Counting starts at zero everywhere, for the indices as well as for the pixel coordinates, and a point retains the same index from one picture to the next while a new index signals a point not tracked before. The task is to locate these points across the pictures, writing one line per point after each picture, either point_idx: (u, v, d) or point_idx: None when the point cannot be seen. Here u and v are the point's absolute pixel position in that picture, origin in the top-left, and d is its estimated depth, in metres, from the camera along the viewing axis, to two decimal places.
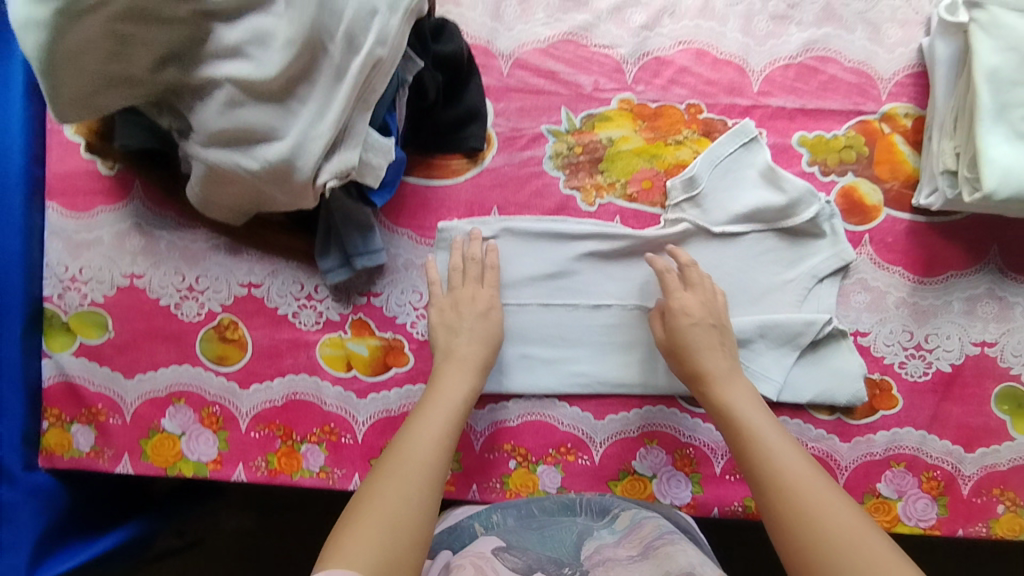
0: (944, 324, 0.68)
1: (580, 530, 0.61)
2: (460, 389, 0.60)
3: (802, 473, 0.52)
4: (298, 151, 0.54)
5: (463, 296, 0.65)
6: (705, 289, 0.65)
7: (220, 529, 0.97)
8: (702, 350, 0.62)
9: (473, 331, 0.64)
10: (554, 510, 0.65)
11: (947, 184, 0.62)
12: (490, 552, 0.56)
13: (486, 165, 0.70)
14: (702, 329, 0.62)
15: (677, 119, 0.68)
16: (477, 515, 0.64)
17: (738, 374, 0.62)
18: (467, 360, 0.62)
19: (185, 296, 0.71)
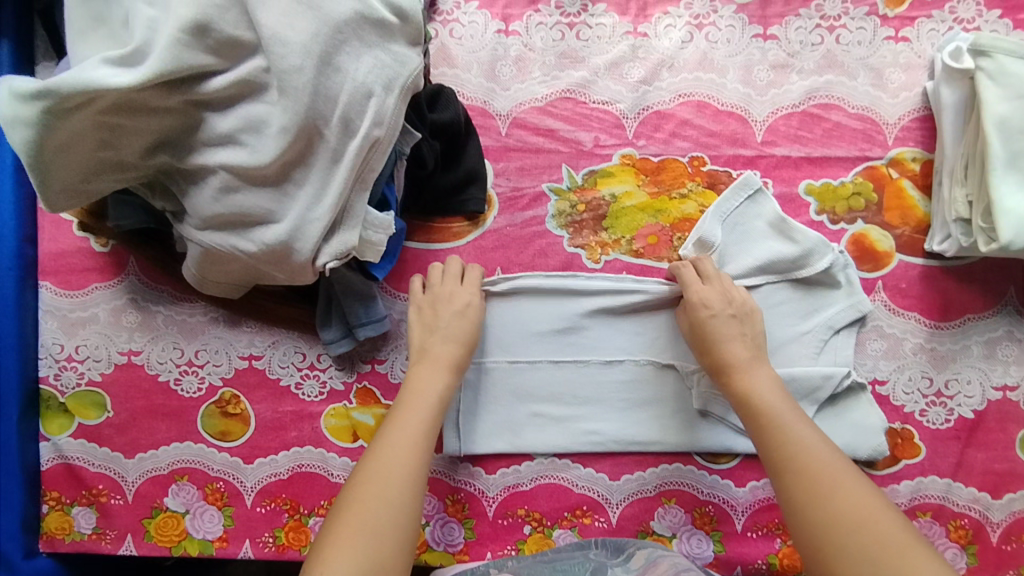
0: (963, 369, 0.66)
1: (594, 566, 0.61)
2: (435, 390, 0.59)
3: (822, 462, 0.52)
4: (297, 234, 0.53)
5: (441, 295, 0.64)
6: (723, 281, 0.63)
7: None
8: (725, 341, 0.60)
9: (449, 331, 0.63)
10: (567, 549, 0.65)
11: (961, 232, 0.61)
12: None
13: (488, 227, 0.68)
14: (720, 321, 0.61)
15: (681, 172, 0.67)
16: (493, 562, 0.64)
17: (760, 360, 0.60)
18: (440, 359, 0.61)
19: (184, 371, 0.69)
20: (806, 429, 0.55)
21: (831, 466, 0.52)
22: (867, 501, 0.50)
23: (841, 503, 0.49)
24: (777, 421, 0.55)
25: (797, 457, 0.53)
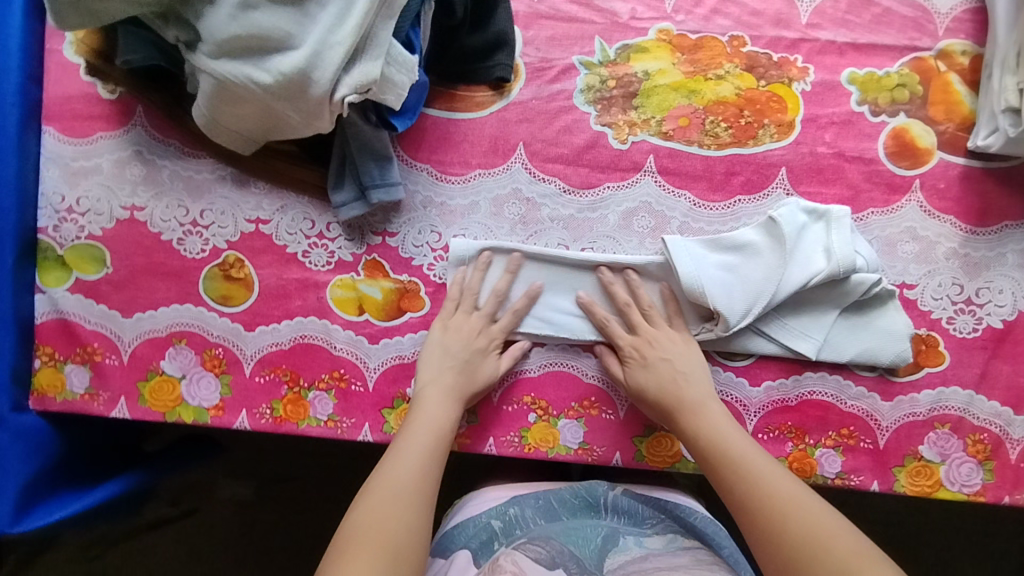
0: (996, 278, 0.64)
1: (606, 532, 0.60)
2: (439, 417, 0.60)
3: (772, 479, 0.53)
4: (316, 60, 0.51)
5: (467, 325, 0.63)
6: (659, 327, 0.63)
7: (216, 498, 1.01)
8: (662, 386, 0.61)
9: (466, 364, 0.62)
10: (576, 508, 0.63)
11: (1009, 122, 0.58)
12: (511, 549, 0.57)
13: (513, 98, 0.65)
14: (655, 365, 0.61)
15: (719, 52, 0.64)
16: (493, 512, 0.63)
17: (711, 399, 0.60)
18: (450, 388, 0.61)
19: (188, 231, 0.67)
20: (769, 470, 0.54)
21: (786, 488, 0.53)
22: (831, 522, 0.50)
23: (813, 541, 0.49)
24: (726, 453, 0.56)
25: (748, 482, 0.54)
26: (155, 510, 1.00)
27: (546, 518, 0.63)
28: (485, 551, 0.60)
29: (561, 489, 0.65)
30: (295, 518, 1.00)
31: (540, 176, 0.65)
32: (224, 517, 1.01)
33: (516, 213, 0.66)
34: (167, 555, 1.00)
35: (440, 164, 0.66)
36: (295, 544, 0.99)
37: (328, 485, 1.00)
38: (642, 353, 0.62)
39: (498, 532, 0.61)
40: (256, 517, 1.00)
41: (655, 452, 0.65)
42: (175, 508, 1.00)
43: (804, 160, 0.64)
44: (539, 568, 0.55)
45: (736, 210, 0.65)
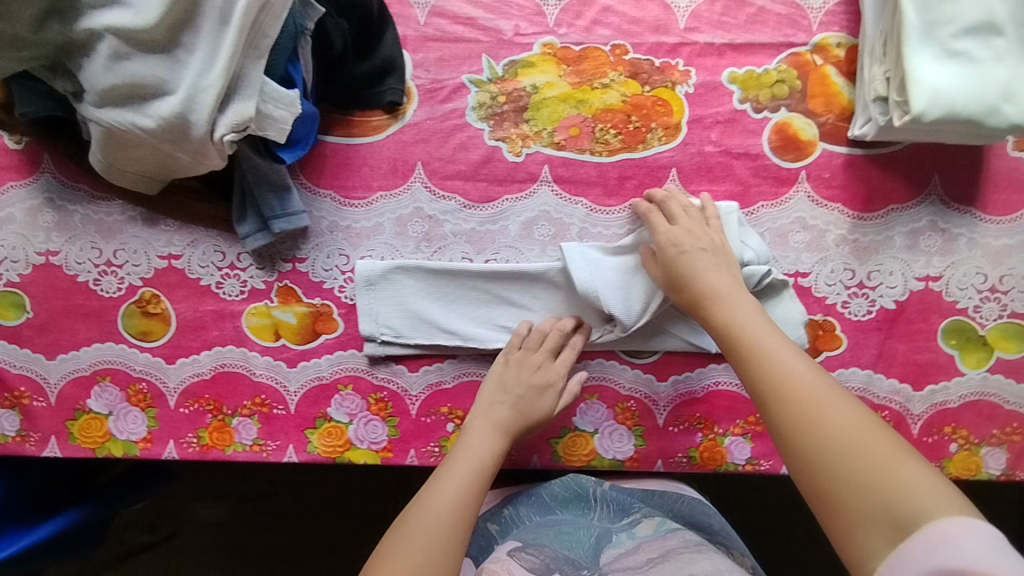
0: (886, 260, 0.66)
1: (598, 532, 0.64)
2: (485, 452, 0.61)
3: (812, 382, 0.50)
4: (191, 104, 0.52)
5: (529, 361, 0.65)
6: (703, 224, 0.62)
7: (198, 520, 1.03)
8: (701, 274, 0.59)
9: (518, 399, 0.64)
10: (567, 500, 0.66)
11: (879, 111, 0.60)
12: (506, 556, 0.60)
13: (408, 120, 0.67)
14: (694, 256, 0.60)
15: (603, 62, 0.66)
16: (489, 513, 0.67)
17: (741, 291, 0.59)
18: (497, 421, 0.63)
19: (103, 271, 0.68)
20: (793, 359, 0.52)
21: (819, 388, 0.50)
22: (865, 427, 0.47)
23: (827, 425, 0.47)
24: (761, 349, 0.54)
25: (778, 376, 0.51)
26: (135, 536, 1.02)
27: (540, 514, 0.66)
28: (485, 555, 0.65)
29: (550, 484, 0.67)
30: (268, 535, 1.02)
31: (440, 194, 0.67)
32: (201, 538, 1.02)
33: (420, 232, 0.68)
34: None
35: (343, 189, 0.67)
36: (269, 559, 1.02)
37: (297, 503, 1.02)
38: (680, 243, 0.61)
39: (495, 534, 0.65)
40: (237, 535, 1.02)
41: (571, 451, 0.68)
42: (154, 533, 1.02)
43: (692, 159, 0.66)
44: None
45: (632, 212, 0.67)
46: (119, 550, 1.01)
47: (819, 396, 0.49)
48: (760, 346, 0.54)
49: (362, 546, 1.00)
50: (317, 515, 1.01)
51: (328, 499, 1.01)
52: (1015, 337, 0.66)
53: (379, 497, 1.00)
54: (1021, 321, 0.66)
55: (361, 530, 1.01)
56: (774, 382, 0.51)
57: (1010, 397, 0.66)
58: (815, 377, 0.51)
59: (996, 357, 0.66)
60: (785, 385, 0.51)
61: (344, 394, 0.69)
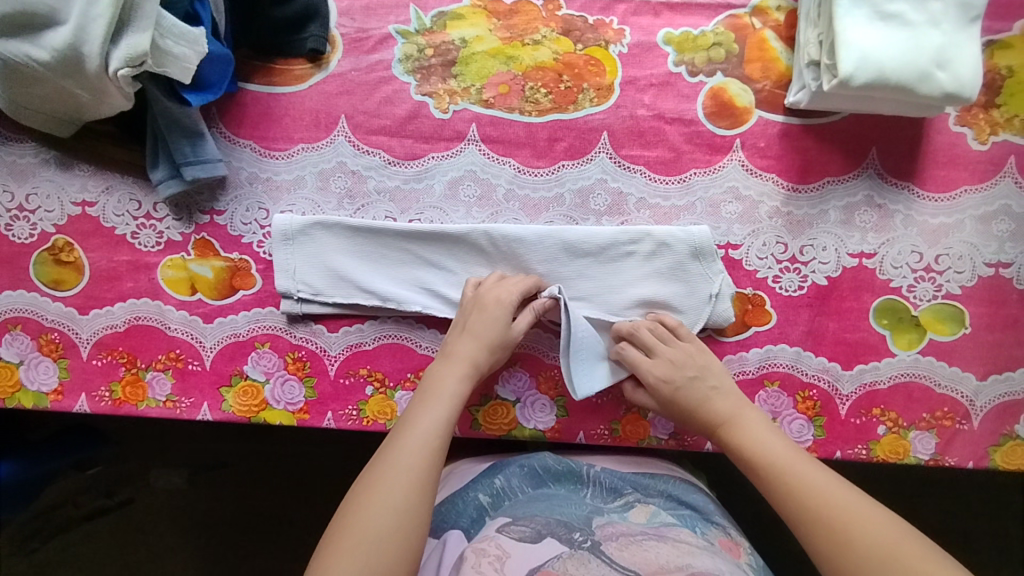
0: (820, 234, 0.64)
1: (591, 509, 0.60)
2: (450, 392, 0.58)
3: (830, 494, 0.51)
4: (82, 36, 0.50)
5: (482, 294, 0.61)
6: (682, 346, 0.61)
7: (149, 487, 1.00)
8: (703, 402, 0.59)
9: (474, 329, 0.60)
10: (561, 476, 0.64)
11: (812, 76, 0.58)
12: (495, 531, 0.56)
13: (332, 69, 0.65)
14: (690, 388, 0.59)
15: (535, 17, 0.64)
16: (479, 484, 0.64)
17: (745, 404, 0.59)
18: (460, 360, 0.59)
19: (15, 216, 0.66)
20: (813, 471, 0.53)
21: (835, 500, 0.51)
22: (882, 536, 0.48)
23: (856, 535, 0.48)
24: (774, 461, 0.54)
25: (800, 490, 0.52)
26: (89, 501, 0.99)
27: (533, 486, 0.63)
28: (476, 526, 0.61)
29: (542, 457, 0.65)
30: (225, 505, 1.00)
31: (364, 149, 0.65)
32: (158, 503, 1.00)
33: (342, 187, 0.65)
34: (106, 544, 0.99)
35: (263, 140, 0.65)
36: (223, 526, 1.00)
37: (247, 471, 1.00)
38: (671, 378, 0.59)
39: (486, 507, 0.62)
40: (190, 504, 1.00)
41: (491, 419, 0.65)
42: (111, 499, 0.99)
43: (624, 123, 0.64)
44: (524, 544, 0.54)
45: (560, 175, 0.64)
46: (74, 514, 0.99)
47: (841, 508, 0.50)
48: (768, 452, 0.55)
49: (309, 516, 0.99)
50: (265, 484, 1.00)
51: (275, 466, 0.99)
52: (950, 319, 0.64)
53: (328, 467, 0.99)
54: (954, 303, 0.64)
55: (311, 501, 0.99)
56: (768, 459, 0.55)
57: (942, 380, 0.63)
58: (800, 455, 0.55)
59: (928, 339, 0.64)
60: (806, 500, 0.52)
61: (261, 352, 0.66)
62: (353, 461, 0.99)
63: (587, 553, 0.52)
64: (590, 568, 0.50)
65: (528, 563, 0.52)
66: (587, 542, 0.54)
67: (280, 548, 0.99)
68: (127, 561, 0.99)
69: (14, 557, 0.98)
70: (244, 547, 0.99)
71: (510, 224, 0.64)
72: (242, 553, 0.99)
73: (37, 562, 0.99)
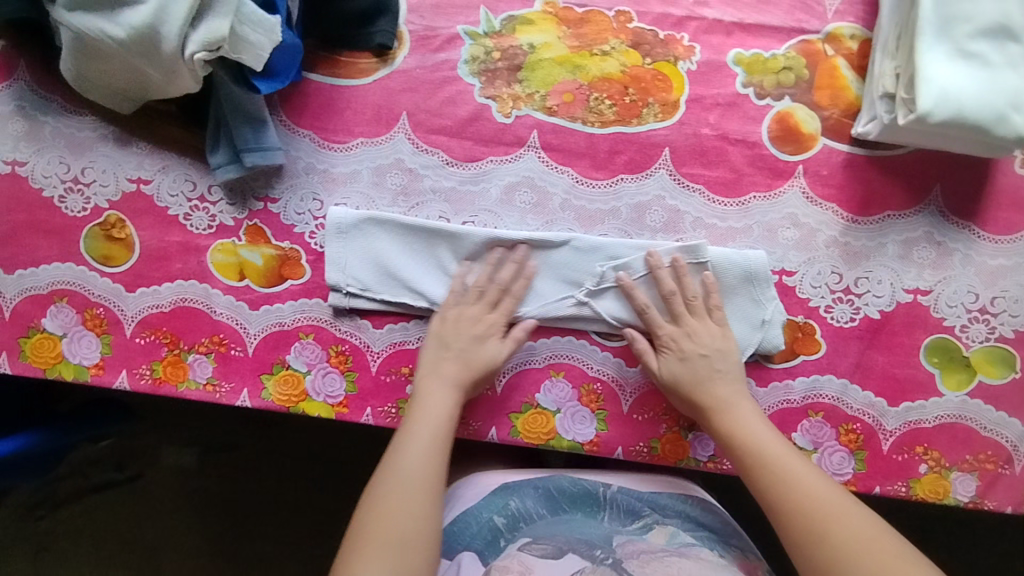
0: (876, 267, 0.63)
1: (607, 534, 0.60)
2: (443, 413, 0.59)
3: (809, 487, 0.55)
4: (162, 16, 0.50)
5: (473, 314, 0.62)
6: (682, 318, 0.61)
7: (161, 465, 1.00)
8: (706, 382, 0.60)
9: (462, 353, 0.61)
10: (577, 497, 0.63)
11: (884, 108, 0.57)
12: (517, 551, 0.59)
13: (396, 66, 0.65)
14: (694, 363, 0.60)
15: (605, 27, 0.64)
16: (494, 506, 0.62)
17: (743, 396, 0.60)
18: (444, 378, 0.60)
19: (69, 188, 0.66)
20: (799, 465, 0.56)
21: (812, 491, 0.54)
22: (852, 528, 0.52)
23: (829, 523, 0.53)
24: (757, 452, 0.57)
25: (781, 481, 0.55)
26: (99, 473, 0.99)
27: (549, 509, 0.63)
28: (491, 549, 0.60)
29: (558, 480, 0.64)
30: (237, 486, 1.00)
31: (424, 147, 0.65)
32: (167, 483, 1.00)
33: (398, 184, 0.65)
34: (110, 518, 0.99)
35: (323, 131, 0.65)
36: (233, 510, 1.00)
37: (263, 457, 1.00)
38: (679, 346, 0.60)
39: (501, 530, 0.61)
40: (200, 484, 1.00)
41: (530, 428, 0.64)
42: (122, 472, 0.99)
43: (687, 141, 0.63)
44: (546, 561, 0.57)
45: (618, 189, 0.64)
46: (81, 485, 0.98)
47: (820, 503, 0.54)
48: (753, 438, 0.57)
49: (323, 505, 0.99)
50: (279, 471, 1.00)
51: (292, 452, 1.00)
52: (1000, 362, 0.63)
53: (345, 459, 0.99)
54: (1006, 346, 0.63)
55: (326, 491, 0.99)
56: (786, 494, 0.55)
57: (988, 424, 0.63)
58: (828, 486, 0.55)
59: (978, 380, 0.63)
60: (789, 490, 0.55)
61: (305, 343, 0.66)
62: (371, 455, 0.99)
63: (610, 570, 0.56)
64: None
65: None
66: (609, 559, 0.57)
67: (290, 534, 0.99)
68: (132, 539, 0.99)
69: (20, 524, 0.97)
70: (251, 532, 0.99)
71: (566, 235, 0.63)
72: (250, 537, 0.99)
73: (42, 529, 0.98)
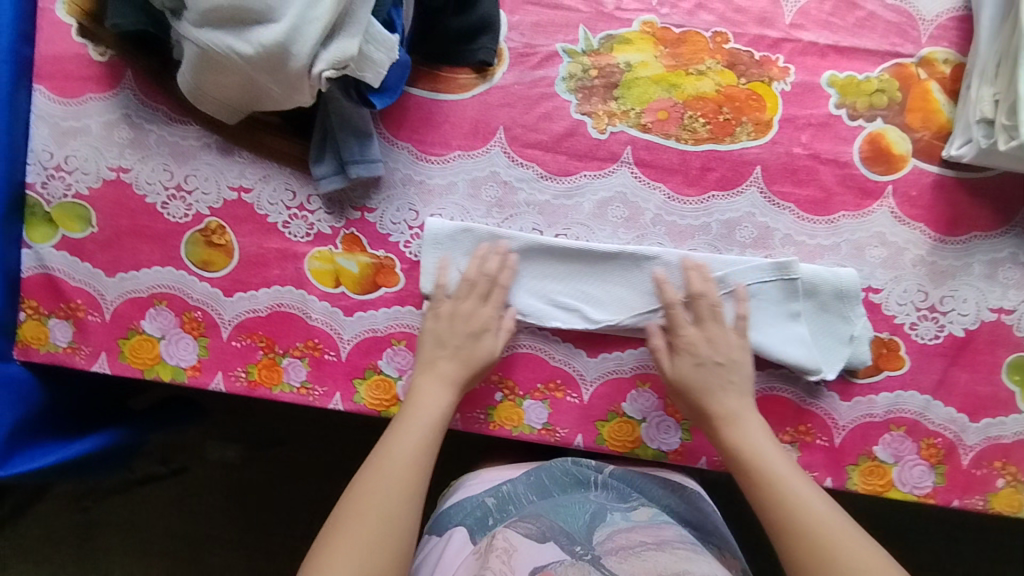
0: (961, 286, 0.64)
1: (593, 509, 0.61)
2: (434, 409, 0.62)
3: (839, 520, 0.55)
4: (295, 36, 0.52)
5: (462, 310, 0.64)
6: (715, 327, 0.63)
7: (206, 459, 1.02)
8: (716, 391, 0.61)
9: (460, 350, 0.63)
10: (565, 484, 0.65)
11: (982, 133, 0.59)
12: (503, 528, 0.59)
13: (495, 82, 0.66)
14: (710, 370, 0.61)
15: (702, 47, 0.66)
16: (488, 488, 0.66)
17: (749, 410, 0.61)
18: (447, 376, 0.62)
19: (172, 195, 0.68)
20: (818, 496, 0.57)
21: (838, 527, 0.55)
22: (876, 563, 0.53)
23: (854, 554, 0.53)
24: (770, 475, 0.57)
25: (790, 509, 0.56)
26: (146, 465, 0.99)
27: (538, 495, 0.65)
28: (480, 528, 0.63)
29: (551, 467, 0.66)
30: (276, 484, 1.01)
31: (519, 161, 0.66)
32: (213, 477, 1.01)
33: (493, 196, 0.66)
34: (157, 511, 1.00)
35: (421, 143, 0.67)
36: (276, 506, 1.00)
37: (309, 455, 1.01)
38: (697, 351, 0.62)
39: (490, 509, 0.64)
40: (245, 478, 1.01)
41: (617, 436, 0.66)
42: (166, 466, 1.00)
43: (779, 159, 0.65)
44: (529, 542, 0.56)
45: (709, 205, 0.65)
46: (129, 478, 0.99)
47: (847, 534, 0.54)
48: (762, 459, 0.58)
49: None
50: (324, 469, 1.01)
51: (339, 452, 1.01)
52: None
53: None
54: None
55: None
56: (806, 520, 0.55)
57: None
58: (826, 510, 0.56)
59: None
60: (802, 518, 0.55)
61: (397, 349, 0.68)
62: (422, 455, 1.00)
63: (588, 564, 0.53)
64: None
65: (533, 563, 0.53)
66: (587, 555, 0.54)
67: None
68: (178, 533, 1.00)
69: (70, 512, 1.00)
70: (294, 529, 1.00)
71: (657, 248, 0.65)
72: (294, 535, 0.99)
73: (89, 520, 1.00)
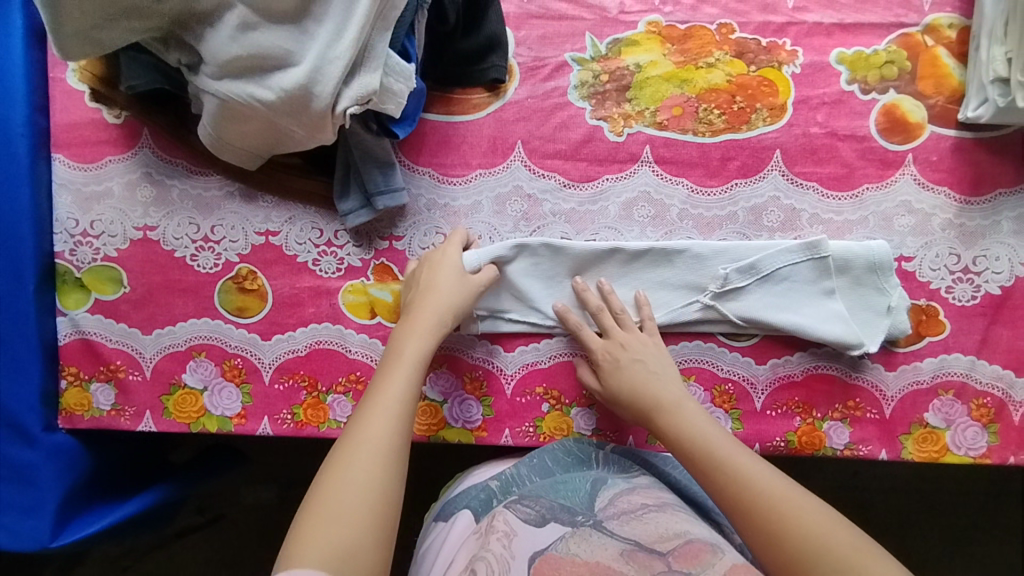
0: (992, 245, 0.65)
1: (594, 479, 0.59)
2: (419, 354, 0.58)
3: (760, 488, 0.52)
4: (316, 76, 0.52)
5: (436, 258, 0.63)
6: (631, 331, 0.63)
7: (242, 503, 1.00)
8: (640, 384, 0.60)
9: (442, 288, 0.61)
10: (568, 464, 0.61)
11: (998, 93, 0.60)
12: (502, 509, 0.55)
13: (509, 98, 0.67)
14: (629, 366, 0.61)
15: (709, 40, 0.67)
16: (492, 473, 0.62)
17: (686, 398, 0.59)
18: (428, 321, 0.60)
19: (200, 247, 0.68)
20: (751, 468, 0.53)
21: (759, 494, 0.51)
22: (801, 520, 0.49)
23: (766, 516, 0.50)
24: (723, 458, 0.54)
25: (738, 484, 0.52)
26: (184, 518, 0.98)
27: (541, 475, 0.61)
28: (484, 509, 0.59)
29: (553, 448, 0.62)
30: None
31: (540, 172, 0.67)
32: (250, 520, 1.00)
33: (518, 210, 0.67)
34: (200, 559, 0.99)
35: (441, 167, 0.67)
36: None
37: None
38: (615, 354, 0.62)
39: (494, 491, 0.60)
40: (282, 519, 0.99)
41: None
42: (203, 515, 0.98)
43: (798, 141, 0.65)
44: (530, 527, 0.52)
45: (734, 193, 0.66)
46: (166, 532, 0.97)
47: (761, 498, 0.51)
48: (709, 440, 0.56)
49: None
50: None
51: None
52: None
53: None
54: None
55: None
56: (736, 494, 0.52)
57: None
58: (787, 484, 0.52)
59: None
60: (749, 491, 0.52)
61: (439, 372, 0.66)
62: None
63: (590, 529, 0.51)
64: (590, 543, 0.49)
65: (534, 546, 0.50)
66: (590, 522, 0.52)
67: None
68: None
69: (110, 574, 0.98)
70: None
71: (686, 242, 0.65)
72: None
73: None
